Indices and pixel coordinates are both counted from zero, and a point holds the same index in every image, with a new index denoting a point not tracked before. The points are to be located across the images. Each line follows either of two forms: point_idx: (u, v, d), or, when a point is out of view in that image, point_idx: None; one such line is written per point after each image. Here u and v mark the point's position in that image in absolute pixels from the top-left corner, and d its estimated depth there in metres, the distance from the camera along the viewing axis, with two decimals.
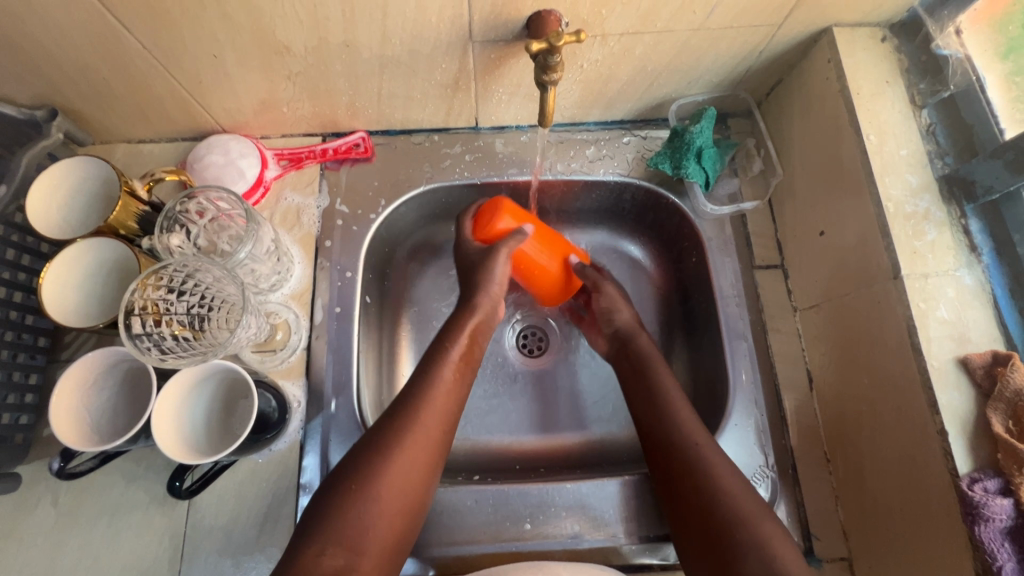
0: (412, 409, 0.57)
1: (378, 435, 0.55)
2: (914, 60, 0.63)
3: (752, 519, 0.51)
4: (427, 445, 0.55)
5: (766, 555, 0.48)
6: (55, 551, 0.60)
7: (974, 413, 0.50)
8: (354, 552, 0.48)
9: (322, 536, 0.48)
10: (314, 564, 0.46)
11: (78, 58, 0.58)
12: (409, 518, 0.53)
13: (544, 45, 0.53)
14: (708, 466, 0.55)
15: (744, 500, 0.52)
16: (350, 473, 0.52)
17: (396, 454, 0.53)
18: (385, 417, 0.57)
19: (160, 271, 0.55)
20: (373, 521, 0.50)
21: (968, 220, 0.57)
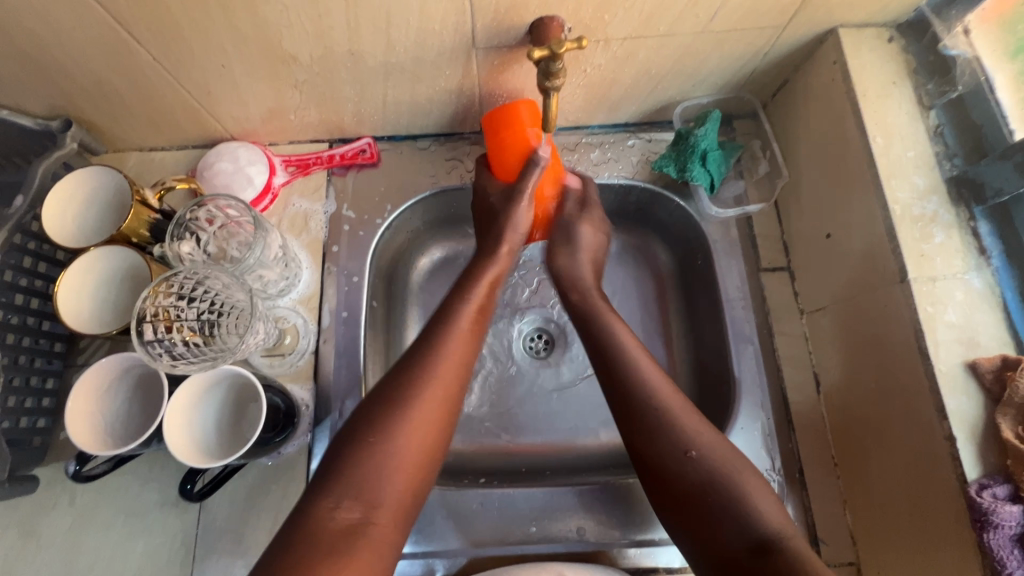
0: (428, 363, 0.55)
1: (390, 387, 0.53)
2: (922, 60, 0.62)
3: (728, 481, 0.50)
4: (444, 398, 0.54)
5: (743, 515, 0.48)
6: (72, 552, 0.62)
7: (983, 418, 0.50)
8: (369, 507, 0.47)
9: (337, 490, 0.47)
10: (329, 519, 0.46)
11: (91, 70, 0.60)
12: (425, 470, 0.51)
13: (546, 53, 0.54)
14: (675, 436, 0.53)
15: (720, 461, 0.51)
16: (365, 426, 0.50)
17: (411, 407, 0.52)
18: (398, 369, 0.55)
19: (170, 279, 0.57)
20: (389, 474, 0.49)
21: (977, 222, 0.56)
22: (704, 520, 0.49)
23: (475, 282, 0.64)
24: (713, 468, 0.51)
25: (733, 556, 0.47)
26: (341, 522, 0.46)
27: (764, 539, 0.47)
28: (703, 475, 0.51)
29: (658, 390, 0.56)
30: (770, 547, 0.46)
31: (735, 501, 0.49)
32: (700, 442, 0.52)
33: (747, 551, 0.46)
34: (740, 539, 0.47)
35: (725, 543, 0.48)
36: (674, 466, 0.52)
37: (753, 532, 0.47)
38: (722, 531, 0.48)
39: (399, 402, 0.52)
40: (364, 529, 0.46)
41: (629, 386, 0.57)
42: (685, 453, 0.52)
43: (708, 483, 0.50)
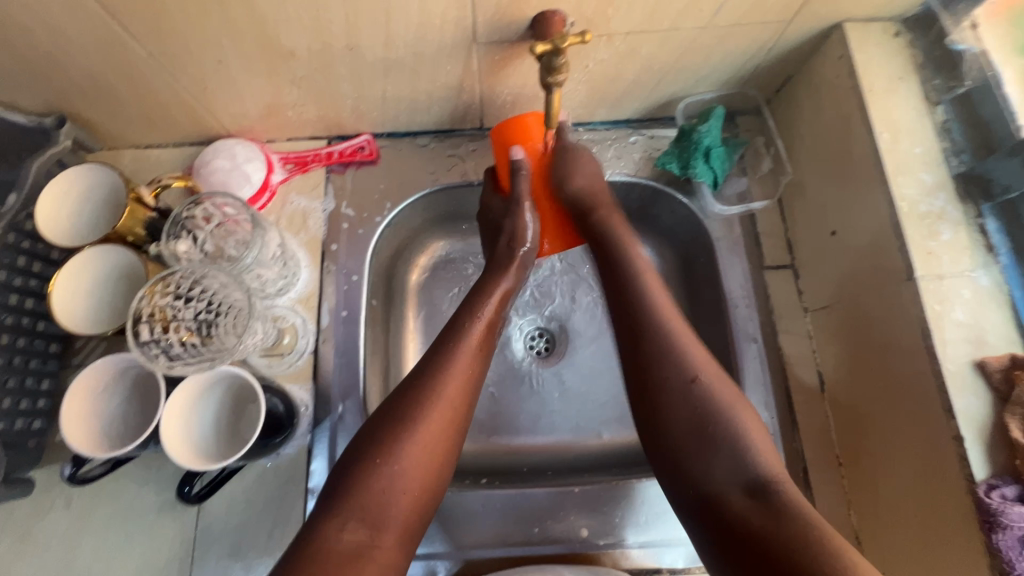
0: (435, 382, 0.54)
1: (394, 407, 0.52)
2: (929, 55, 0.61)
3: (726, 416, 0.52)
4: (451, 414, 0.53)
5: (738, 449, 0.50)
6: (68, 555, 0.61)
7: (992, 418, 0.49)
8: (375, 528, 0.47)
9: (342, 511, 0.47)
10: (335, 541, 0.46)
11: (84, 65, 0.59)
12: (431, 490, 0.51)
13: (549, 47, 0.54)
14: (678, 364, 0.55)
15: (720, 396, 0.53)
16: (370, 447, 0.50)
17: (419, 427, 0.51)
18: (402, 388, 0.54)
19: (167, 277, 0.57)
20: (394, 496, 0.49)
21: (985, 219, 0.55)
22: (702, 450, 0.51)
23: (485, 296, 0.62)
24: (711, 400, 0.53)
25: (727, 491, 0.49)
26: (345, 546, 0.45)
27: (756, 477, 0.49)
28: (700, 409, 0.52)
29: (668, 318, 0.57)
30: (761, 485, 0.48)
31: (728, 436, 0.51)
32: (703, 373, 0.54)
33: (741, 485, 0.49)
34: (733, 478, 0.49)
35: (717, 475, 0.50)
36: (672, 394, 0.54)
37: (746, 469, 0.49)
38: (715, 473, 0.50)
39: (403, 423, 0.51)
40: (368, 551, 0.46)
41: (646, 315, 0.58)
42: (687, 378, 0.54)
43: (704, 423, 0.52)
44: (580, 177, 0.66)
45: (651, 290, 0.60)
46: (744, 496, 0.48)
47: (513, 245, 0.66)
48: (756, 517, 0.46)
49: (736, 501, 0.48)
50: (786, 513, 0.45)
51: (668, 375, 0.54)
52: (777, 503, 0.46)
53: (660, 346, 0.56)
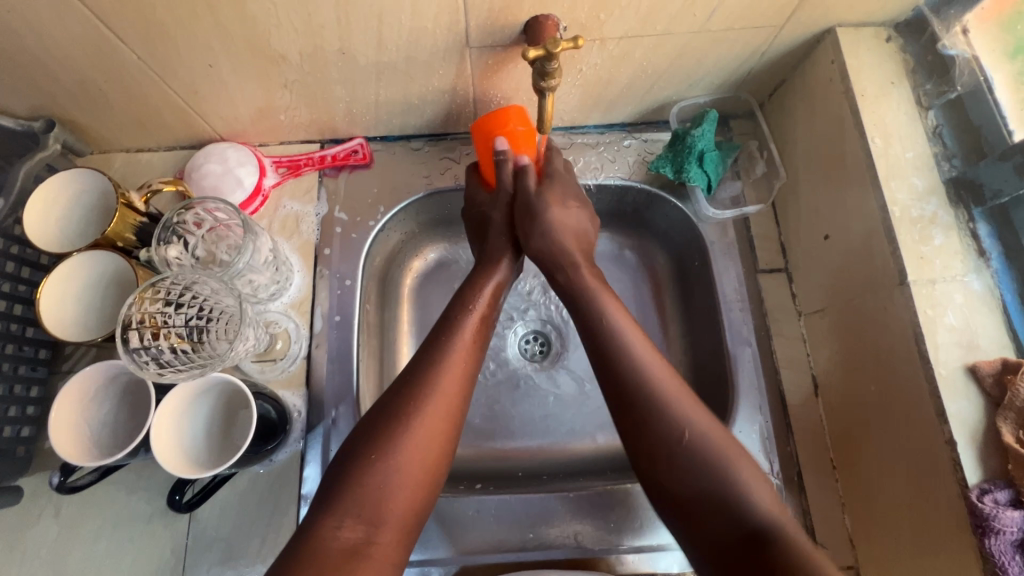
0: (430, 377, 0.54)
1: (391, 402, 0.52)
2: (920, 60, 0.61)
3: (722, 477, 0.49)
4: (447, 412, 0.53)
5: (733, 506, 0.48)
6: (57, 564, 0.60)
7: (984, 422, 0.49)
8: (371, 525, 0.46)
9: (339, 509, 0.46)
10: (332, 538, 0.45)
11: (74, 69, 0.58)
12: (428, 488, 0.50)
13: (541, 53, 0.53)
14: (668, 420, 0.52)
15: (710, 446, 0.50)
16: (366, 443, 0.50)
17: (415, 421, 0.51)
18: (399, 384, 0.54)
19: (157, 284, 0.55)
20: (392, 491, 0.48)
21: (977, 224, 0.56)
22: (705, 509, 0.49)
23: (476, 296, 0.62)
24: (707, 452, 0.50)
25: (728, 544, 0.47)
26: (343, 542, 0.45)
27: (757, 529, 0.46)
28: (693, 464, 0.50)
29: (645, 358, 0.56)
30: (764, 538, 0.45)
31: (723, 491, 0.48)
32: (694, 425, 0.51)
33: (740, 539, 0.46)
34: (734, 531, 0.47)
35: (716, 530, 0.48)
36: (664, 449, 0.51)
37: (747, 524, 0.46)
38: (715, 526, 0.48)
39: (399, 419, 0.51)
40: (365, 548, 0.45)
41: (623, 365, 0.55)
42: (679, 436, 0.51)
43: (698, 473, 0.49)
44: (568, 200, 0.66)
45: (626, 331, 0.58)
46: (744, 548, 0.45)
47: (501, 238, 0.67)
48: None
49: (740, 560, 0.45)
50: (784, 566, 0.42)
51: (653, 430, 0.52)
52: (776, 557, 0.43)
53: (651, 400, 0.53)
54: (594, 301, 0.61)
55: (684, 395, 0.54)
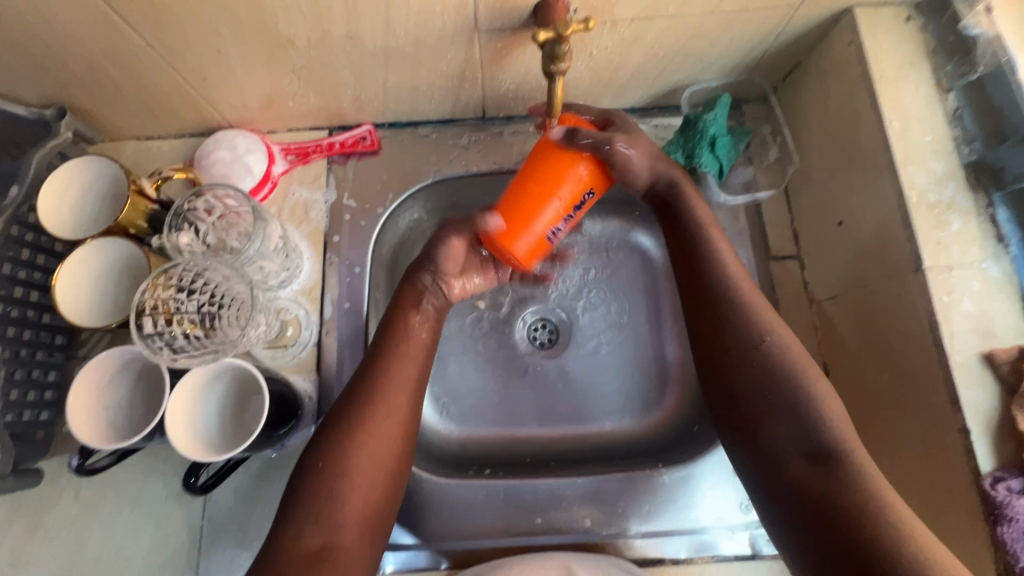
0: (375, 382, 0.55)
1: (339, 411, 0.54)
2: (941, 41, 0.60)
3: (796, 390, 0.50)
4: (392, 424, 0.53)
5: (806, 414, 0.50)
6: (79, 543, 0.62)
7: (999, 410, 0.49)
8: (331, 530, 0.48)
9: (303, 514, 0.48)
10: (295, 547, 0.46)
11: (84, 57, 0.58)
12: (385, 492, 0.52)
13: (551, 34, 0.52)
14: (752, 326, 0.54)
15: (793, 357, 0.52)
16: (313, 460, 0.51)
17: (365, 426, 0.52)
18: (347, 392, 0.55)
19: (170, 270, 0.57)
20: (347, 497, 0.49)
21: (996, 209, 0.54)
22: (769, 423, 0.51)
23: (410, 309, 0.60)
24: (786, 366, 0.52)
25: (791, 450, 0.49)
26: (307, 548, 0.46)
27: (817, 435, 0.49)
28: (768, 373, 0.52)
29: (730, 268, 0.58)
30: (823, 448, 0.48)
31: (799, 404, 0.50)
32: (779, 335, 0.53)
33: (796, 445, 0.49)
34: (799, 442, 0.49)
35: (769, 443, 0.50)
36: (744, 358, 0.53)
37: (813, 436, 0.49)
38: (786, 434, 0.49)
39: (350, 426, 0.52)
40: (330, 552, 0.47)
41: (707, 277, 0.58)
42: (758, 341, 0.53)
43: (773, 380, 0.51)
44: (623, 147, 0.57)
45: (730, 267, 0.58)
46: (807, 466, 0.48)
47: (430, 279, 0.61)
48: (817, 487, 0.47)
49: (795, 461, 0.49)
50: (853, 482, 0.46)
51: (735, 333, 0.54)
52: (843, 473, 0.46)
53: (739, 310, 0.55)
54: (702, 231, 0.60)
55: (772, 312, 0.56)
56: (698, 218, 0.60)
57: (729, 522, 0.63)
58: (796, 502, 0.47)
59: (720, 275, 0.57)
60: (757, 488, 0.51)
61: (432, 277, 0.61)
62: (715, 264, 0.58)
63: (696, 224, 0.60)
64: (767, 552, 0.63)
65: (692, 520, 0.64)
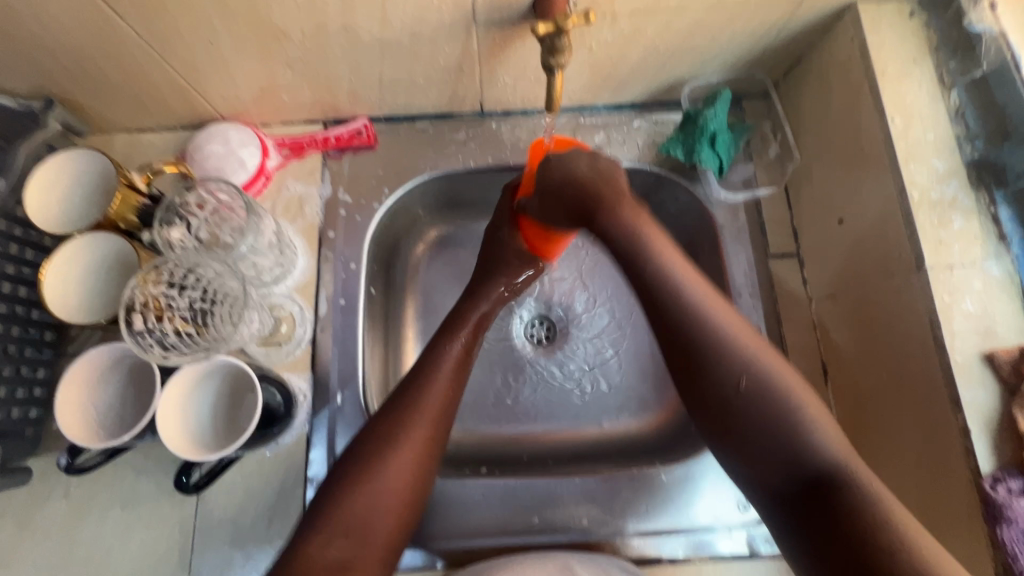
0: (422, 398, 0.55)
1: (382, 423, 0.53)
2: (944, 37, 0.59)
3: (793, 425, 0.45)
4: (428, 442, 0.53)
5: (796, 445, 0.45)
6: (69, 543, 0.61)
7: (1000, 411, 0.48)
8: (358, 544, 0.47)
9: (328, 526, 0.47)
10: (320, 557, 0.46)
11: (72, 47, 0.57)
12: (412, 509, 0.52)
13: (551, 27, 0.51)
14: (726, 366, 0.48)
15: (774, 392, 0.46)
16: (352, 469, 0.50)
17: (405, 441, 0.52)
18: (392, 404, 0.55)
19: (160, 266, 0.56)
20: (378, 512, 0.49)
21: (998, 208, 0.54)
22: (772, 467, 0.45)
23: (461, 324, 0.63)
24: (769, 397, 0.46)
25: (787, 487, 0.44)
26: (330, 561, 0.46)
27: (817, 473, 0.43)
28: (760, 413, 0.46)
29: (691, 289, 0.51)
30: (825, 482, 0.42)
31: (787, 439, 0.45)
32: (754, 371, 0.47)
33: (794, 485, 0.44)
34: (793, 476, 0.44)
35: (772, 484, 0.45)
36: (723, 403, 0.48)
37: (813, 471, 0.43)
38: (776, 469, 0.45)
39: (392, 441, 0.52)
40: (353, 567, 0.46)
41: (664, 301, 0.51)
42: (736, 385, 0.47)
43: (757, 415, 0.46)
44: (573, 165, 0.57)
45: (692, 294, 0.51)
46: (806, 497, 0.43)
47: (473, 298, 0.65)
48: (827, 534, 0.41)
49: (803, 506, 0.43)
50: (864, 518, 0.39)
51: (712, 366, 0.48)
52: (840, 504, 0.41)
53: (708, 341, 0.49)
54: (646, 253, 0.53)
55: (752, 341, 0.49)
56: (637, 239, 0.54)
57: (728, 521, 0.63)
58: (818, 551, 0.41)
59: (680, 306, 0.50)
60: (779, 529, 0.45)
61: (494, 296, 0.67)
62: (671, 292, 0.51)
63: (630, 239, 0.54)
64: (765, 552, 0.62)
65: (688, 519, 0.63)
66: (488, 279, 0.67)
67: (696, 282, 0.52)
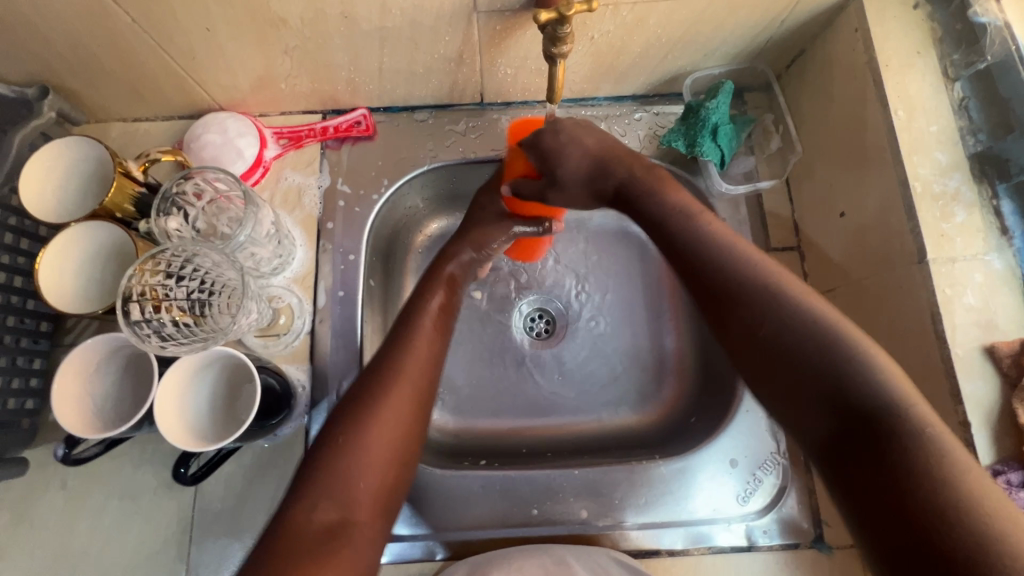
0: (396, 358, 0.55)
1: (360, 387, 0.53)
2: (949, 28, 0.58)
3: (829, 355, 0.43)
4: (407, 400, 0.53)
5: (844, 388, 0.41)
6: (66, 535, 0.61)
7: (1001, 404, 0.48)
8: (345, 506, 0.46)
9: (313, 491, 0.46)
10: (306, 522, 0.44)
11: (67, 34, 0.56)
12: (398, 468, 0.51)
13: (553, 15, 0.49)
14: (756, 301, 0.47)
15: (814, 325, 0.44)
16: (332, 432, 0.50)
17: (385, 400, 0.52)
18: (369, 369, 0.55)
19: (157, 256, 0.54)
20: (362, 472, 0.48)
21: (1000, 201, 0.54)
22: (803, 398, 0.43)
23: (433, 285, 0.64)
24: (806, 333, 0.44)
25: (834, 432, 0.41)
26: (318, 524, 0.44)
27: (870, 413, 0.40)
28: (801, 345, 0.44)
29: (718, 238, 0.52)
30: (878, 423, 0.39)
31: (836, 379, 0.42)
32: (783, 312, 0.46)
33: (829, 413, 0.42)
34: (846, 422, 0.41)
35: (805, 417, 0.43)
36: (751, 339, 0.47)
37: (851, 399, 0.41)
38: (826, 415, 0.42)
39: (370, 399, 0.51)
40: (344, 529, 0.45)
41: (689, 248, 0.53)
42: (762, 321, 0.47)
43: (795, 356, 0.44)
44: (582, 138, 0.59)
45: (734, 245, 0.51)
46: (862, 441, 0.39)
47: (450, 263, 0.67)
48: (876, 470, 0.38)
49: (839, 437, 0.41)
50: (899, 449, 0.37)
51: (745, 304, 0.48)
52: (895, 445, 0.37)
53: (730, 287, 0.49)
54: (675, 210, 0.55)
55: (793, 282, 0.48)
56: (664, 197, 0.56)
57: (726, 514, 0.63)
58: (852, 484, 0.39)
59: (711, 255, 0.51)
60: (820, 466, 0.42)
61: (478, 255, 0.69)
62: (705, 244, 0.52)
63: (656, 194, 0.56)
64: (763, 544, 0.62)
65: (688, 512, 0.63)
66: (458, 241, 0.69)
67: (728, 232, 0.53)
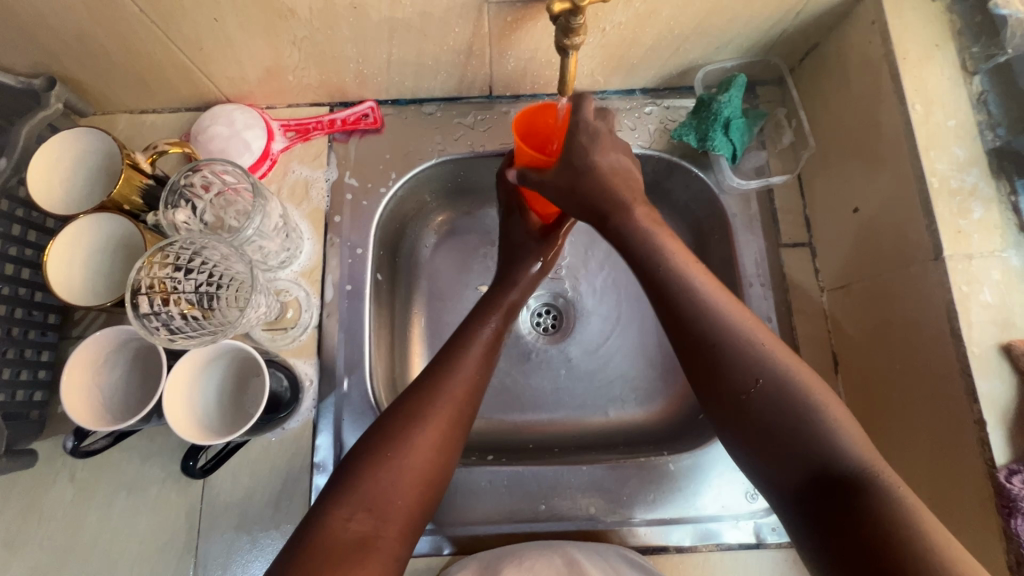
0: (446, 378, 0.55)
1: (406, 402, 0.53)
2: (968, 21, 0.58)
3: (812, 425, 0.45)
4: (450, 419, 0.53)
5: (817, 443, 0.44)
6: (74, 526, 0.61)
7: (1017, 403, 0.48)
8: (379, 519, 0.47)
9: (349, 501, 0.47)
10: (340, 530, 0.45)
11: (74, 24, 0.56)
12: (431, 488, 0.51)
13: (567, 5, 0.48)
14: (742, 363, 0.48)
15: (797, 393, 0.46)
16: (373, 445, 0.50)
17: (428, 420, 0.52)
18: (416, 385, 0.55)
19: (166, 248, 0.54)
20: (398, 487, 0.49)
21: (1019, 197, 0.53)
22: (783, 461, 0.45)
23: (492, 309, 0.64)
24: (786, 392, 0.46)
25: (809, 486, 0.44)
26: (351, 534, 0.45)
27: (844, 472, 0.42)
28: (783, 404, 0.46)
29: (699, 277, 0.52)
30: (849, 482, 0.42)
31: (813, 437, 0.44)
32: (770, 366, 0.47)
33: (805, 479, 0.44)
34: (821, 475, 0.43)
35: (783, 474, 0.45)
36: (737, 400, 0.47)
37: (830, 465, 0.43)
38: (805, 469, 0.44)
39: (413, 418, 0.52)
40: (373, 542, 0.46)
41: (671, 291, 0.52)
42: (751, 382, 0.47)
43: (778, 413, 0.46)
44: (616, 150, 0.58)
45: (718, 303, 0.50)
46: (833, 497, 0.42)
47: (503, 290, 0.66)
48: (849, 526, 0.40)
49: (814, 500, 0.43)
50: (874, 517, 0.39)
51: (729, 360, 0.48)
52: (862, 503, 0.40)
53: (718, 333, 0.49)
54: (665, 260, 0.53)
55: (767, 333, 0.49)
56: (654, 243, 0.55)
57: (735, 511, 0.63)
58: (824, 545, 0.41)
59: (700, 311, 0.50)
60: (790, 521, 0.45)
61: (526, 279, 0.68)
62: (692, 300, 0.51)
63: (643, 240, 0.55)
64: (771, 541, 0.62)
65: (696, 508, 0.63)
66: (514, 264, 0.69)
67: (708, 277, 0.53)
